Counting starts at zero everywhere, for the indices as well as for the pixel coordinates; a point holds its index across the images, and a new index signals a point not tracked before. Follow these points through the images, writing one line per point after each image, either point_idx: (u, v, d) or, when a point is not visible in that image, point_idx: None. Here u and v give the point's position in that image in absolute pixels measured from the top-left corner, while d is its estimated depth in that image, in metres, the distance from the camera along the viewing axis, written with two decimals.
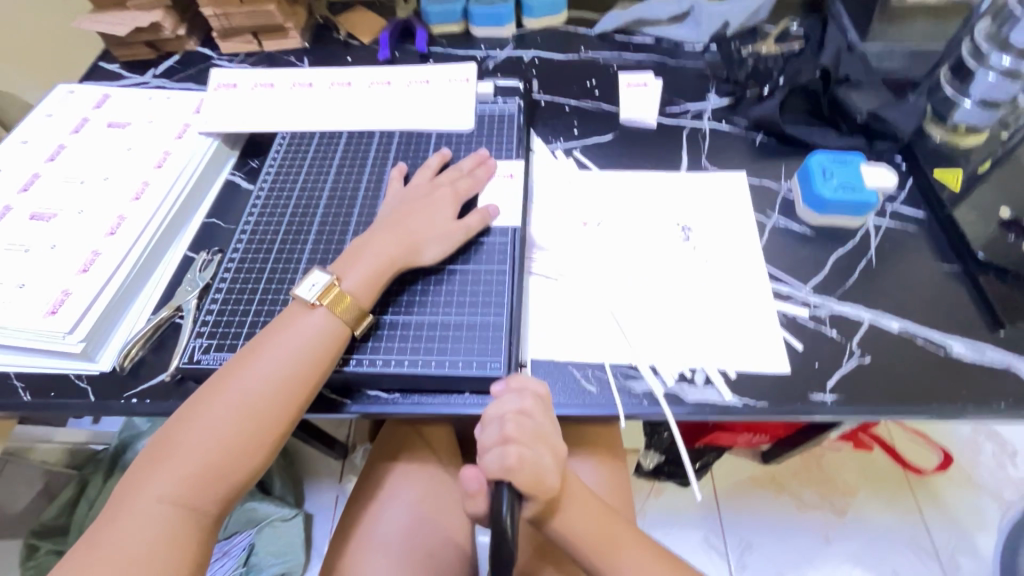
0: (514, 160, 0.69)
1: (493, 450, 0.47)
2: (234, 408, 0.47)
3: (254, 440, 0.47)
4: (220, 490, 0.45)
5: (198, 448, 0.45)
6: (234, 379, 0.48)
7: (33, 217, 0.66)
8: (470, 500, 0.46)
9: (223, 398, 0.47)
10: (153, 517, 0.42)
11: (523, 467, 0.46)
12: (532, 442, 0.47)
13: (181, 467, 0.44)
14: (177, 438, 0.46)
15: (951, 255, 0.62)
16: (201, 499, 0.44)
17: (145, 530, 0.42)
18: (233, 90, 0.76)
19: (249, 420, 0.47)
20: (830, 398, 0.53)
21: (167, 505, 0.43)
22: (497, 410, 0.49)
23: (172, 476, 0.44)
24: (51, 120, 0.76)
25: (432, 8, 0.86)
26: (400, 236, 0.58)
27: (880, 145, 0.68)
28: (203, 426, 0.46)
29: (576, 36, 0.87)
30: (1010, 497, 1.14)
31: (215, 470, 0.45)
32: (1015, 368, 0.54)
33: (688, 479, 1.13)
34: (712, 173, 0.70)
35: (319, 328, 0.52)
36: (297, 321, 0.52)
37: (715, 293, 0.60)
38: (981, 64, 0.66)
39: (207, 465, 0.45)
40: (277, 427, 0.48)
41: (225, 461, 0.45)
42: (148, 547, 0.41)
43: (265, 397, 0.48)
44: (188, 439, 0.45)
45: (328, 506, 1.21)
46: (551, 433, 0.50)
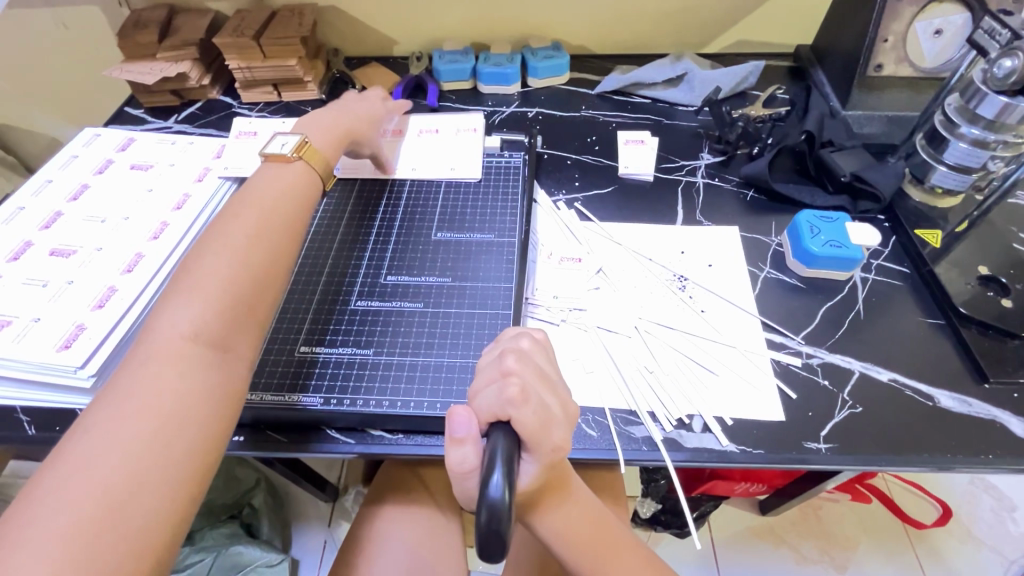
0: (518, 222, 0.71)
1: (491, 386, 0.41)
2: (251, 225, 0.54)
3: (275, 249, 0.54)
4: (243, 273, 0.50)
5: (213, 274, 0.49)
6: (240, 215, 0.55)
7: (53, 252, 0.68)
8: (461, 458, 0.37)
9: (227, 240, 0.52)
10: (178, 351, 0.44)
11: (526, 404, 0.39)
12: (533, 379, 0.42)
13: (200, 293, 0.48)
14: (183, 302, 0.48)
15: (934, 310, 0.65)
16: (227, 317, 0.48)
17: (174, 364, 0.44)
18: (253, 137, 0.81)
19: (272, 218, 0.56)
20: (824, 447, 0.54)
21: (196, 325, 0.46)
22: (495, 354, 0.44)
23: (194, 298, 0.48)
24: (77, 160, 0.80)
25: (444, 66, 0.92)
26: (346, 135, 0.69)
27: (864, 204, 0.73)
28: (225, 240, 0.52)
29: (577, 94, 0.93)
30: (1012, 554, 1.13)
31: (244, 292, 0.50)
32: (1000, 421, 0.55)
33: (686, 529, 1.11)
34: (706, 226, 0.74)
35: (299, 172, 0.62)
36: (280, 167, 0.62)
37: (710, 341, 0.62)
38: (953, 134, 0.70)
39: (235, 254, 0.51)
40: (292, 222, 0.57)
41: (249, 273, 0.51)
42: (185, 384, 0.43)
43: (281, 205, 0.57)
44: (205, 270, 0.49)
45: (316, 553, 1.18)
46: (555, 380, 0.44)
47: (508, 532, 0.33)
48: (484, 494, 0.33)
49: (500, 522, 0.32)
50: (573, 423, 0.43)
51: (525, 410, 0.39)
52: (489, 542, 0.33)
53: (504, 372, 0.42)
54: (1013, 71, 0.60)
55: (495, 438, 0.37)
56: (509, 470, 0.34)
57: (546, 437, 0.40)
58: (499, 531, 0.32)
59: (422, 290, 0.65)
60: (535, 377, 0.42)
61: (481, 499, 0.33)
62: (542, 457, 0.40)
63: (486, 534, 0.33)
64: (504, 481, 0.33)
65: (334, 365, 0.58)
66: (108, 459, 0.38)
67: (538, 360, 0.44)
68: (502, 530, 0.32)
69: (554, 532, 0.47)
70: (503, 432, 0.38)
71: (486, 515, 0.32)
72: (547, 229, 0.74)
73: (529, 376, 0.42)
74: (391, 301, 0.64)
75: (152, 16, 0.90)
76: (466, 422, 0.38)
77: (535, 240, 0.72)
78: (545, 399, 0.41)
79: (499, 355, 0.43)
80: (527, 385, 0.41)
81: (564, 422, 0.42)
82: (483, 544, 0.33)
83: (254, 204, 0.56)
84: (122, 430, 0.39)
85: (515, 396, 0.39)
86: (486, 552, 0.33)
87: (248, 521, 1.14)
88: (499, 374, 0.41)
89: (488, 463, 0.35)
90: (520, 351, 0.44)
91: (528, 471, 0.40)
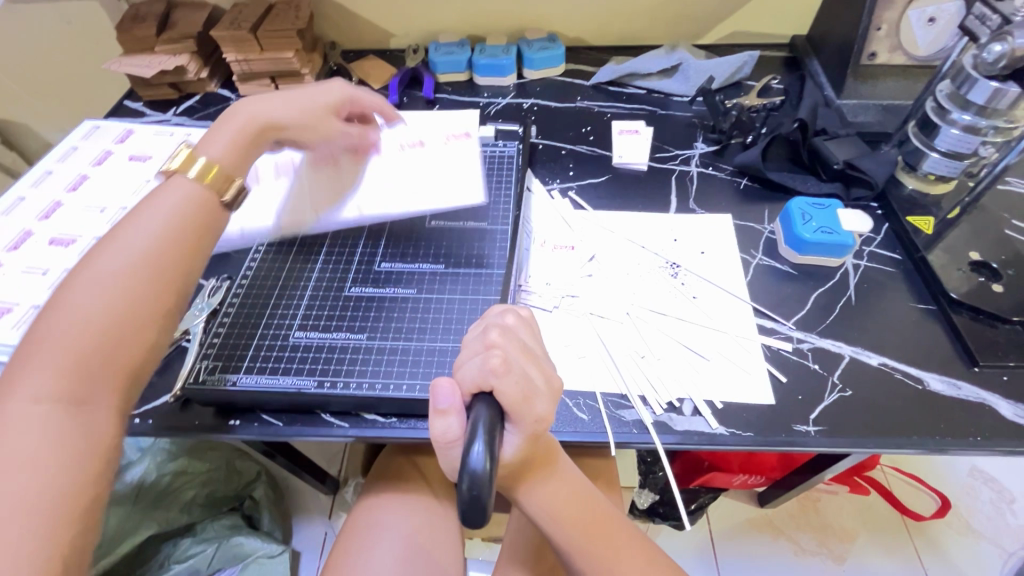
0: (510, 212, 0.71)
1: (475, 358, 0.41)
2: (115, 263, 0.46)
3: (155, 290, 0.47)
4: (117, 315, 0.44)
5: (75, 324, 0.43)
6: (109, 249, 0.47)
7: (52, 241, 0.69)
8: (445, 428, 0.38)
9: (92, 276, 0.45)
10: (36, 420, 0.39)
11: (508, 374, 0.40)
12: (517, 353, 0.42)
13: (59, 345, 0.42)
14: (31, 367, 0.41)
15: (926, 296, 0.65)
16: (88, 376, 0.42)
17: (25, 433, 0.38)
18: None
19: (154, 255, 0.48)
20: (813, 429, 0.55)
21: (52, 385, 0.40)
22: (480, 329, 0.45)
23: (49, 354, 0.41)
24: (76, 152, 0.81)
25: (439, 58, 0.92)
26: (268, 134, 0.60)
27: (857, 192, 0.73)
28: (79, 290, 0.44)
29: (572, 86, 0.94)
30: (1011, 546, 1.13)
31: (112, 343, 0.44)
32: (990, 404, 0.56)
33: (684, 521, 1.11)
34: (699, 214, 0.74)
35: (192, 186, 0.53)
36: (169, 188, 0.52)
37: (702, 327, 0.63)
38: (944, 121, 0.70)
39: (101, 302, 0.44)
40: (185, 253, 0.50)
41: (120, 321, 0.44)
42: (39, 460, 0.38)
43: (169, 232, 0.49)
44: (59, 318, 0.43)
45: (316, 543, 1.20)
46: (540, 355, 0.44)
47: (489, 498, 0.33)
48: (465, 461, 0.33)
49: (480, 488, 0.33)
50: (559, 398, 0.43)
51: (507, 381, 0.40)
52: (470, 509, 0.33)
53: (487, 346, 0.42)
54: (1002, 55, 0.60)
55: (478, 409, 0.38)
56: (490, 439, 0.35)
57: (529, 408, 0.40)
58: (480, 497, 0.33)
59: (415, 277, 0.65)
60: (519, 351, 0.43)
61: (462, 465, 0.34)
62: (525, 428, 0.40)
63: (467, 500, 0.33)
64: (485, 449, 0.34)
65: (327, 350, 0.59)
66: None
67: (523, 336, 0.45)
68: (483, 496, 0.33)
69: (542, 510, 0.47)
70: (486, 403, 0.38)
71: (467, 482, 0.33)
72: (541, 216, 0.74)
73: (513, 350, 0.42)
74: (385, 287, 0.64)
75: (150, 10, 0.91)
76: (449, 393, 0.39)
77: (529, 227, 0.73)
78: (528, 372, 0.42)
79: (483, 330, 0.44)
80: (510, 356, 0.41)
81: (548, 395, 0.42)
82: (464, 510, 0.33)
83: (128, 234, 0.48)
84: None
85: (498, 367, 0.40)
86: (469, 518, 0.34)
87: (249, 513, 1.16)
88: (483, 348, 0.42)
89: (470, 432, 0.36)
90: (504, 326, 0.44)
91: (511, 443, 0.41)
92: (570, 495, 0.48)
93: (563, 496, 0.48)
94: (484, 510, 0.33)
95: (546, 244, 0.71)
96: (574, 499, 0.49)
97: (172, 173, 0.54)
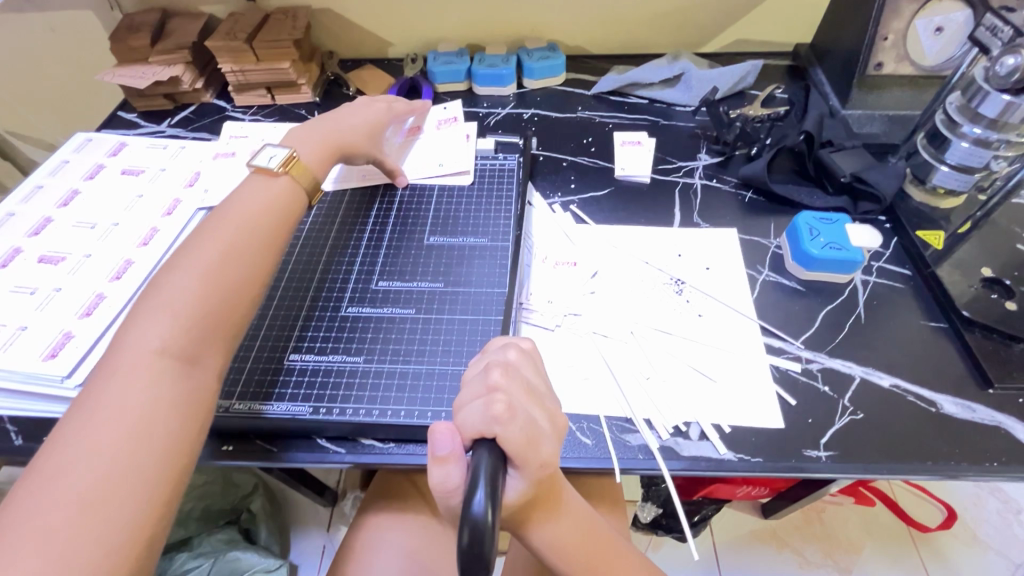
0: (510, 228, 0.70)
1: (475, 402, 0.40)
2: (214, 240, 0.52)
3: (246, 268, 0.52)
4: (215, 288, 0.50)
5: (182, 294, 0.48)
6: (211, 232, 0.53)
7: (42, 259, 0.67)
8: (444, 476, 0.37)
9: (197, 254, 0.51)
10: (150, 365, 0.44)
11: (512, 420, 0.38)
12: (521, 396, 0.41)
13: (169, 308, 0.47)
14: (149, 319, 0.47)
15: (937, 313, 0.63)
16: (196, 333, 0.47)
17: (142, 376, 0.44)
18: (243, 141, 0.82)
19: (243, 233, 0.54)
20: (824, 455, 0.53)
21: (166, 340, 0.46)
22: (482, 367, 0.44)
23: (163, 312, 0.47)
24: (67, 166, 0.80)
25: (438, 68, 0.91)
26: (338, 151, 0.66)
27: (864, 205, 0.71)
28: (192, 255, 0.51)
29: (573, 95, 0.92)
30: (1019, 558, 1.11)
31: (217, 305, 0.49)
32: (1005, 428, 0.54)
33: (687, 534, 1.10)
34: (703, 228, 0.72)
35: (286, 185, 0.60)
36: (264, 183, 0.60)
37: (708, 346, 0.61)
38: (954, 134, 0.68)
39: (205, 271, 0.50)
40: (268, 235, 0.56)
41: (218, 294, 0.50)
42: (152, 400, 0.43)
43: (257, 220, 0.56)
44: (170, 288, 0.49)
45: (315, 557, 1.18)
46: (543, 393, 0.43)
47: (491, 554, 0.31)
48: (466, 513, 0.32)
49: (482, 543, 0.31)
50: (562, 437, 0.43)
51: (511, 426, 0.38)
52: (471, 566, 0.31)
53: (489, 388, 0.41)
54: (1015, 68, 0.59)
55: (479, 454, 0.36)
56: (493, 486, 0.33)
57: (534, 453, 0.39)
58: (481, 552, 0.31)
59: (414, 295, 0.64)
60: (522, 393, 0.41)
61: (463, 516, 0.32)
62: (530, 473, 0.39)
63: (468, 556, 0.31)
64: (487, 499, 0.32)
65: (323, 373, 0.58)
66: (79, 473, 0.38)
67: (526, 374, 0.44)
68: (485, 553, 0.31)
69: (550, 545, 0.46)
70: (488, 448, 0.36)
71: (468, 536, 0.31)
72: (542, 234, 0.72)
73: (516, 391, 0.41)
74: (383, 307, 0.63)
75: (144, 19, 0.90)
76: (449, 438, 0.37)
77: (530, 245, 0.71)
78: (532, 415, 0.40)
79: (485, 368, 0.43)
80: (515, 402, 0.40)
81: (552, 438, 0.41)
82: (466, 567, 0.31)
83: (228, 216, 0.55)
84: (98, 442, 0.40)
85: (501, 413, 0.38)
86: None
87: (246, 526, 1.14)
88: (485, 389, 0.40)
89: (471, 481, 0.34)
90: (506, 364, 0.43)
91: (514, 487, 0.39)
92: (576, 529, 0.47)
93: (568, 532, 0.46)
94: (486, 566, 0.31)
95: (547, 261, 0.69)
96: (581, 530, 0.47)
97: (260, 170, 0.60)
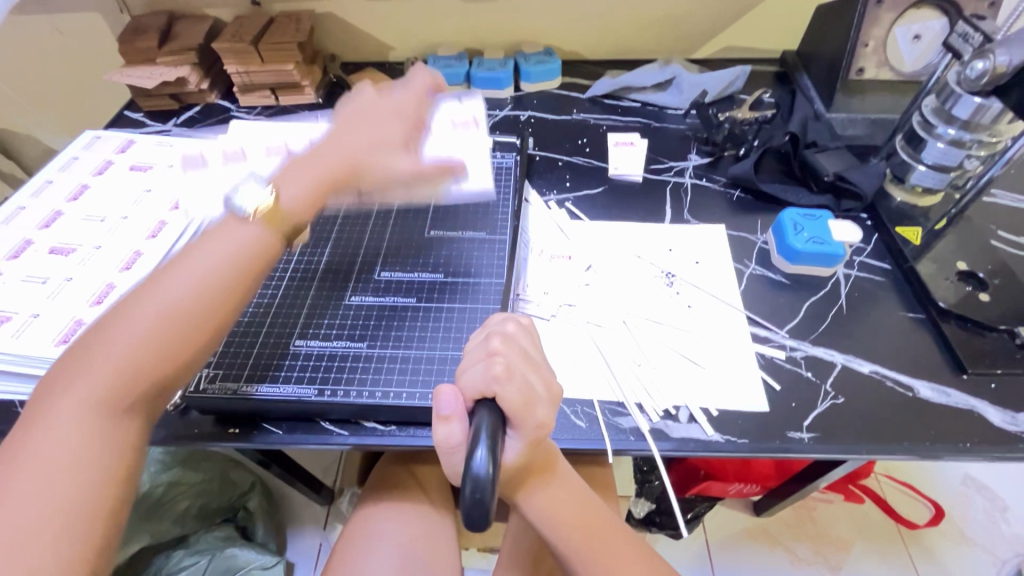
0: (508, 222, 0.72)
1: (476, 367, 0.43)
2: (163, 295, 0.46)
3: (191, 331, 0.46)
4: (155, 347, 0.45)
5: (112, 356, 0.44)
6: (162, 282, 0.47)
7: (52, 250, 0.69)
8: (448, 433, 0.40)
9: (142, 306, 0.46)
10: (73, 425, 0.42)
11: (510, 381, 0.41)
12: (519, 361, 0.43)
13: (97, 371, 0.43)
14: (78, 379, 0.43)
15: (915, 305, 0.66)
16: (125, 396, 0.44)
17: (53, 447, 0.40)
18: (241, 148, 0.82)
19: (196, 288, 0.47)
20: (807, 436, 0.56)
21: (86, 406, 0.42)
22: (482, 337, 0.46)
23: (94, 374, 0.43)
24: (77, 162, 0.82)
25: (438, 71, 0.94)
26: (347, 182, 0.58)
27: (847, 203, 0.74)
28: (134, 312, 0.46)
29: (569, 98, 0.95)
30: (1005, 554, 1.13)
31: (152, 370, 0.45)
32: (979, 411, 0.57)
33: (680, 530, 1.12)
34: (694, 225, 0.75)
35: (254, 231, 0.52)
36: (227, 231, 0.51)
37: (697, 335, 0.64)
38: (930, 135, 0.72)
39: (145, 335, 0.45)
40: (220, 291, 0.48)
41: (153, 360, 0.45)
42: (68, 467, 0.40)
43: (213, 275, 0.48)
44: (106, 345, 0.44)
45: (311, 554, 1.19)
46: (541, 362, 0.45)
47: (491, 502, 0.34)
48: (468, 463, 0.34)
49: (482, 491, 0.34)
50: (556, 403, 0.44)
51: (509, 387, 0.41)
52: (473, 513, 0.34)
53: (489, 353, 0.43)
54: (984, 72, 0.61)
55: (480, 414, 0.39)
56: (493, 442, 0.36)
57: (531, 414, 0.41)
58: (482, 500, 0.34)
59: (415, 286, 0.66)
60: (521, 358, 0.44)
61: (466, 467, 0.35)
62: (527, 434, 0.41)
63: (470, 504, 0.34)
64: (487, 453, 0.34)
65: (326, 358, 0.60)
66: None
67: (524, 344, 0.46)
68: (486, 500, 0.34)
69: (541, 513, 0.48)
70: (488, 409, 0.39)
71: (470, 485, 0.34)
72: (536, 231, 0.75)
73: (515, 357, 0.43)
74: (384, 296, 0.65)
75: (152, 22, 0.92)
76: (453, 401, 0.40)
77: (526, 238, 0.73)
78: (530, 379, 0.43)
79: (485, 337, 0.45)
80: (512, 365, 0.42)
81: (548, 401, 0.43)
82: (468, 513, 0.34)
83: (184, 265, 0.48)
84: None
85: (501, 374, 0.41)
86: (472, 522, 0.34)
87: (243, 524, 1.15)
88: (486, 354, 0.43)
89: (473, 437, 0.36)
90: (506, 335, 0.45)
91: (513, 448, 0.42)
92: (569, 499, 0.49)
93: (561, 501, 0.49)
94: (486, 512, 0.34)
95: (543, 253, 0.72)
96: (574, 502, 0.49)
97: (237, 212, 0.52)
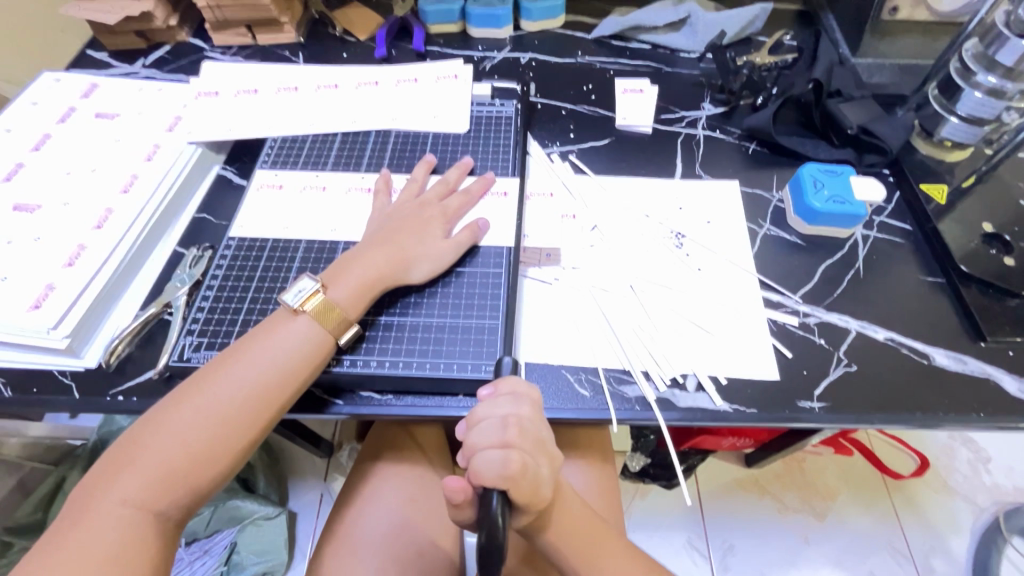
0: (510, 177, 0.68)
1: (492, 452, 0.42)
2: (219, 391, 0.48)
3: (234, 430, 0.47)
4: (206, 445, 0.46)
5: (164, 458, 0.44)
6: (212, 380, 0.48)
7: (16, 207, 0.64)
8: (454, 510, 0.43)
9: (192, 405, 0.47)
10: (117, 523, 0.42)
11: (525, 479, 0.42)
12: (533, 450, 0.44)
13: (146, 471, 0.44)
14: (130, 473, 0.44)
15: (935, 269, 0.63)
16: (168, 493, 0.44)
17: (98, 548, 0.41)
18: (214, 98, 0.75)
19: (247, 392, 0.48)
20: (817, 406, 0.54)
21: (132, 509, 0.43)
22: (497, 414, 0.44)
23: (147, 471, 0.44)
24: (36, 108, 0.75)
25: (430, 7, 0.85)
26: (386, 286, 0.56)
27: (870, 158, 0.70)
28: (190, 405, 0.47)
29: (572, 39, 0.88)
30: (983, 503, 1.17)
31: (193, 468, 0.45)
32: (994, 379, 0.55)
33: (674, 481, 1.14)
34: (705, 180, 0.71)
35: (305, 334, 0.51)
36: (279, 326, 0.52)
37: (707, 300, 0.61)
38: (968, 83, 0.68)
39: (197, 433, 0.46)
40: (268, 389, 0.49)
41: (197, 459, 0.45)
42: (111, 561, 0.41)
43: (263, 387, 0.49)
44: (154, 444, 0.45)
45: (313, 505, 1.20)
46: (551, 441, 0.46)
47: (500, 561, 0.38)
48: (486, 520, 0.39)
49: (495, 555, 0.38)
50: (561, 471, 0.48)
51: (523, 483, 0.42)
52: (484, 572, 0.38)
53: (504, 442, 0.43)
54: None
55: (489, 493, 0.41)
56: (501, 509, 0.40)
57: (539, 498, 0.44)
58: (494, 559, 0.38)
59: None
60: (535, 447, 0.44)
61: (483, 518, 0.39)
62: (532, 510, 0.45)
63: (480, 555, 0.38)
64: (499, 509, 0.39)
65: None
66: None
67: (536, 423, 0.45)
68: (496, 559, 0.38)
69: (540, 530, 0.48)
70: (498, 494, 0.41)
71: (483, 548, 0.38)
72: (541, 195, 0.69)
73: (530, 447, 0.43)
74: None
75: None
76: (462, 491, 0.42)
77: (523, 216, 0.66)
78: (541, 467, 0.44)
79: (501, 420, 0.43)
80: (528, 458, 0.43)
81: (555, 477, 0.46)
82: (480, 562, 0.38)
83: (242, 361, 0.49)
84: None
85: (516, 472, 0.42)
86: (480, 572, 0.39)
87: (244, 476, 1.13)
88: (501, 444, 0.42)
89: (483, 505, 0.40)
90: (521, 418, 0.44)
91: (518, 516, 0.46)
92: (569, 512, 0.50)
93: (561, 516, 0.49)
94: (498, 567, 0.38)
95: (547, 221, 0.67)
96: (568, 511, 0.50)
97: (300, 312, 0.52)
